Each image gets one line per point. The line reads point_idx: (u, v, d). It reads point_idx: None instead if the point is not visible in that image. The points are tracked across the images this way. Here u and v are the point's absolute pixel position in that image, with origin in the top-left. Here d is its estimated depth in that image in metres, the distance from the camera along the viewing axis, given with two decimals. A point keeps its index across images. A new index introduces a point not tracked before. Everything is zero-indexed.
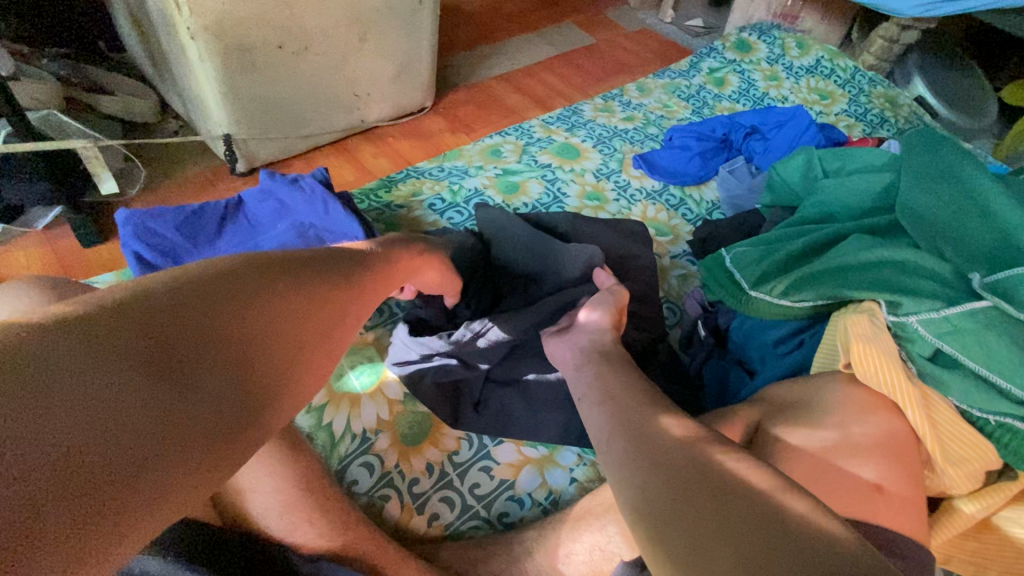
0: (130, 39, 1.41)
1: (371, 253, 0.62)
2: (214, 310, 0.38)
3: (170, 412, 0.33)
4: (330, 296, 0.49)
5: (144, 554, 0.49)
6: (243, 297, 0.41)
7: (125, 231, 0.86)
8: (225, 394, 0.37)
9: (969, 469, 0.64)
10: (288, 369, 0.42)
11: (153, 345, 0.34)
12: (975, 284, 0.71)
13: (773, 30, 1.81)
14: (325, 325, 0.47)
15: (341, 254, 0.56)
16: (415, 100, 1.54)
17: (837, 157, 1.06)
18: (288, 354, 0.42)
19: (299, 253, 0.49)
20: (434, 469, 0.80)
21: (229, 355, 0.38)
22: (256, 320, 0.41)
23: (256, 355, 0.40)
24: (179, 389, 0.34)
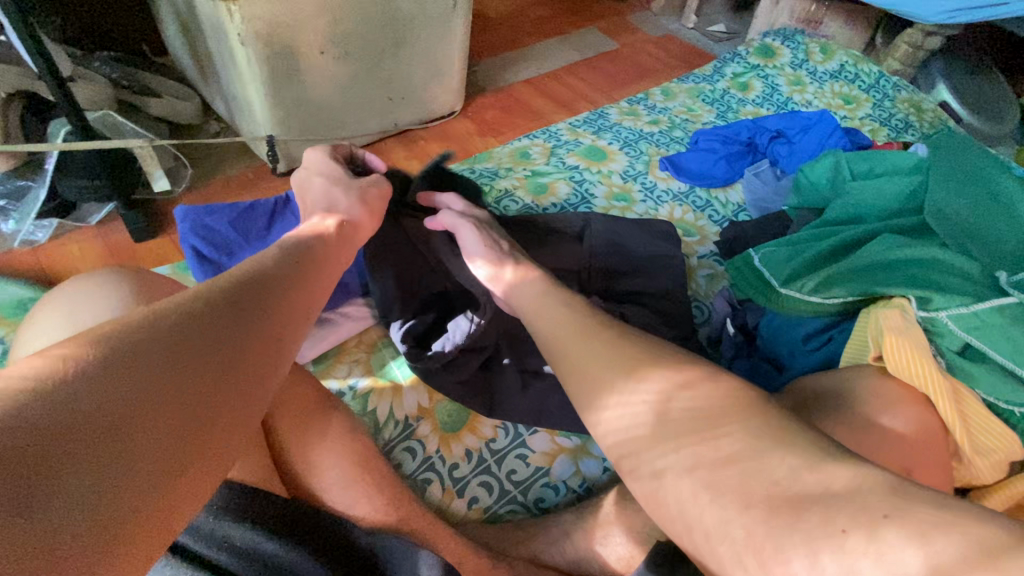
0: (175, 44, 1.47)
1: (310, 251, 0.67)
2: (159, 365, 0.45)
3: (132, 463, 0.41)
4: (268, 324, 0.55)
5: (223, 518, 0.56)
6: (183, 347, 0.47)
7: (184, 227, 0.93)
8: (180, 436, 0.44)
9: (994, 460, 0.67)
10: (235, 403, 0.49)
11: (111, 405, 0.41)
12: (1002, 281, 0.76)
13: (797, 35, 1.83)
14: (265, 352, 0.54)
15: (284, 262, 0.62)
16: (445, 103, 1.58)
17: (865, 160, 1.08)
18: (243, 383, 0.50)
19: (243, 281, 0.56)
20: (472, 455, 0.84)
21: (178, 404, 0.45)
22: (197, 366, 0.47)
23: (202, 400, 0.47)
24: (137, 441, 0.42)
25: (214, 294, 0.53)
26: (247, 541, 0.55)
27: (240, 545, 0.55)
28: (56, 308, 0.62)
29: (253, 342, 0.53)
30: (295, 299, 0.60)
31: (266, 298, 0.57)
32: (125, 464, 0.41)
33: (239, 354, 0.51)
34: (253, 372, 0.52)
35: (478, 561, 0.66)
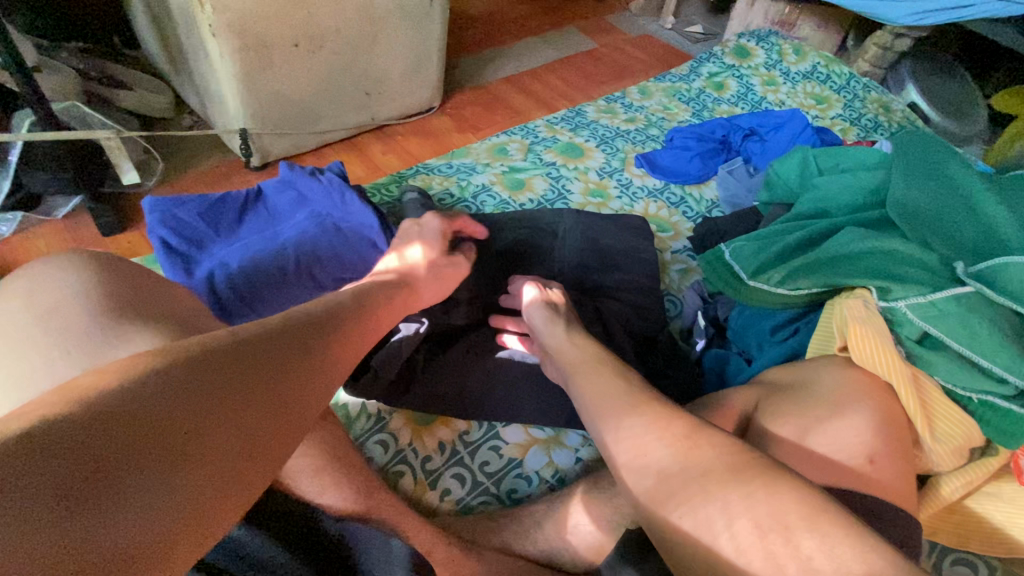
0: (146, 35, 1.44)
1: (369, 296, 0.68)
2: (206, 384, 0.42)
3: (172, 481, 0.38)
4: (313, 355, 0.52)
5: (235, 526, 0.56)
6: (235, 372, 0.45)
7: (153, 218, 0.92)
8: (219, 458, 0.41)
9: (954, 445, 0.68)
10: (297, 408, 0.49)
11: (158, 420, 0.38)
12: (960, 271, 0.77)
13: (771, 36, 1.86)
14: (325, 369, 0.53)
15: (343, 305, 0.62)
16: (423, 99, 1.58)
17: (831, 157, 1.11)
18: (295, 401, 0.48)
19: (305, 316, 0.56)
20: (446, 447, 0.84)
21: (223, 425, 0.42)
22: (245, 391, 0.45)
23: (247, 426, 0.43)
24: (180, 462, 0.38)
25: (264, 327, 0.51)
26: (259, 551, 0.56)
27: (252, 553, 0.55)
28: (13, 305, 0.58)
29: (299, 373, 0.50)
30: (342, 336, 0.58)
31: (313, 333, 0.54)
32: (203, 450, 0.40)
33: (286, 382, 0.48)
34: (298, 402, 0.49)
35: (448, 550, 0.67)
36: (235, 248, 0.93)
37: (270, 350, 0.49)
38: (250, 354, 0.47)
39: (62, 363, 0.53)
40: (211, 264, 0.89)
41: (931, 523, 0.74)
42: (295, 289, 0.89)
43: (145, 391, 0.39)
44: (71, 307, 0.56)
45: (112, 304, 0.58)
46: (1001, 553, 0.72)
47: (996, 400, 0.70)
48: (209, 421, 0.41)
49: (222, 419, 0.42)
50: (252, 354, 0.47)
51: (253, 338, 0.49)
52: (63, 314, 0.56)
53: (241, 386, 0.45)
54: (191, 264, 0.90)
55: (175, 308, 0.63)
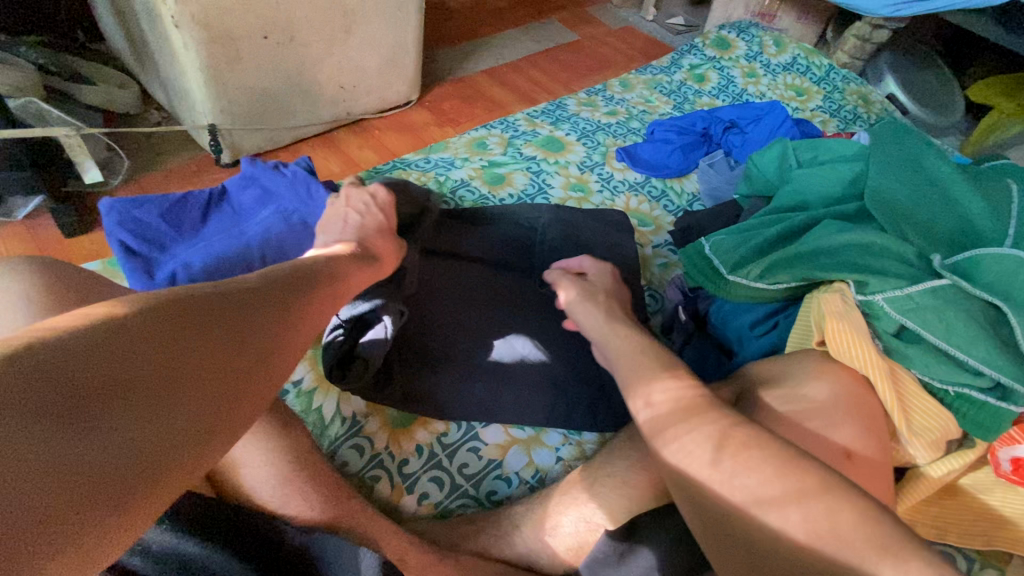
0: (109, 28, 1.39)
1: (326, 269, 0.67)
2: (149, 340, 0.46)
3: (111, 423, 0.42)
4: (263, 317, 0.56)
5: (158, 529, 0.57)
6: (180, 329, 0.49)
7: (109, 221, 0.88)
8: (157, 405, 0.45)
9: (931, 438, 0.68)
10: (230, 391, 0.50)
11: (99, 369, 0.43)
12: (937, 264, 0.77)
13: (751, 28, 1.85)
14: (257, 344, 0.54)
15: (284, 276, 0.61)
16: (400, 93, 1.55)
17: (810, 149, 1.10)
18: (227, 384, 0.50)
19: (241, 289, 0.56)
20: (423, 450, 0.82)
21: (162, 376, 0.46)
22: (190, 347, 0.48)
23: (190, 378, 0.47)
24: (117, 407, 0.43)
25: (218, 288, 0.55)
26: (184, 551, 0.56)
27: (178, 553, 0.56)
28: None
29: (249, 332, 0.54)
30: (300, 303, 0.61)
31: (268, 297, 0.58)
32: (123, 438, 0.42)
33: (233, 340, 0.52)
34: (245, 358, 0.53)
35: (422, 556, 0.65)
36: (199, 249, 0.89)
37: (220, 308, 0.53)
38: (197, 312, 0.51)
39: None
40: (174, 266, 0.86)
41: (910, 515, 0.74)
42: None
43: (88, 341, 0.43)
44: (16, 316, 0.53)
45: (61, 310, 0.55)
46: (978, 544, 0.73)
47: (973, 393, 0.69)
48: (147, 373, 0.45)
49: (164, 369, 0.46)
50: (199, 312, 0.51)
51: (204, 298, 0.53)
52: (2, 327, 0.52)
53: (186, 342, 0.48)
54: (153, 267, 0.86)
55: None
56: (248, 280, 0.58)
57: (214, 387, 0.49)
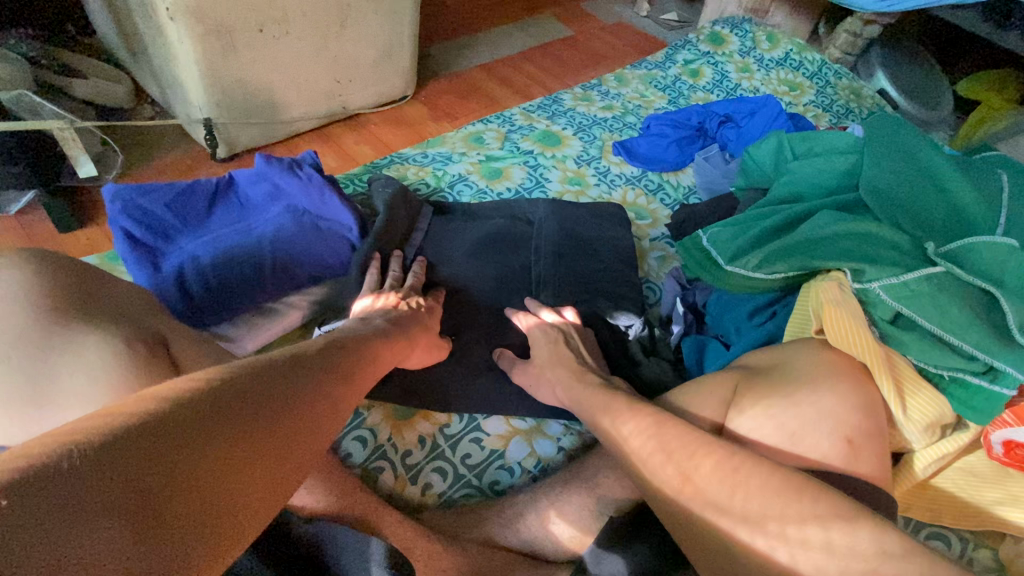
0: (102, 21, 1.38)
1: (364, 335, 0.68)
2: (235, 395, 0.44)
3: (178, 507, 0.36)
4: (311, 387, 0.52)
5: None
6: (239, 401, 0.44)
7: (115, 208, 0.88)
8: (222, 486, 0.39)
9: (927, 422, 0.70)
10: (295, 446, 0.47)
11: (166, 445, 0.37)
12: (931, 252, 0.78)
13: (745, 23, 1.87)
14: (321, 401, 0.52)
15: (337, 347, 0.61)
16: (396, 88, 1.54)
17: (805, 141, 1.12)
18: (295, 439, 0.47)
19: (301, 354, 0.55)
20: (426, 442, 0.82)
21: (225, 453, 0.40)
22: (250, 419, 0.43)
23: (249, 456, 0.42)
24: (185, 489, 0.37)
25: (266, 359, 0.51)
26: None
27: None
28: None
29: (300, 402, 0.49)
30: (342, 375, 0.57)
31: (311, 368, 0.54)
32: (205, 479, 0.38)
33: (289, 411, 0.47)
34: (300, 430, 0.48)
35: (428, 545, 0.66)
36: (205, 242, 0.89)
37: (271, 380, 0.48)
38: (251, 384, 0.46)
39: (4, 368, 0.51)
40: (179, 258, 0.86)
41: (906, 500, 0.76)
42: (268, 286, 0.88)
43: (152, 418, 0.37)
44: (17, 307, 0.53)
45: (62, 303, 0.55)
46: (971, 525, 0.74)
47: (967, 376, 0.71)
48: (227, 435, 0.41)
49: (227, 444, 0.41)
50: (252, 384, 0.46)
51: (263, 365, 0.50)
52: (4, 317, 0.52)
53: (244, 413, 0.43)
54: (158, 258, 0.86)
55: (132, 308, 0.60)
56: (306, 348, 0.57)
57: (271, 465, 0.44)
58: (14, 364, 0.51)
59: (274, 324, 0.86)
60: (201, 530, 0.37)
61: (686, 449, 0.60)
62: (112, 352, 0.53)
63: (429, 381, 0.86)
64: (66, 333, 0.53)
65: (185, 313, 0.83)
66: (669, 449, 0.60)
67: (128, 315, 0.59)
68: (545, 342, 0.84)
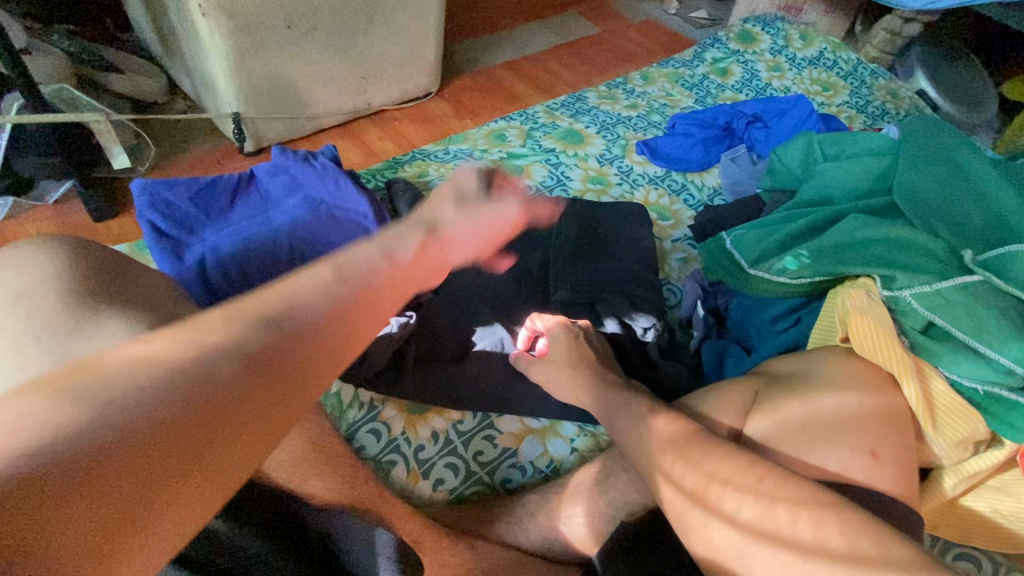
0: (138, 17, 1.42)
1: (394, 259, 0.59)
2: (196, 360, 0.41)
3: (113, 481, 0.35)
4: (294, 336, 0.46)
5: None
6: (206, 371, 0.41)
7: (142, 202, 0.90)
8: (169, 461, 0.37)
9: (957, 439, 0.66)
10: (265, 407, 0.43)
11: (117, 427, 0.36)
12: (968, 259, 0.75)
13: (777, 22, 1.82)
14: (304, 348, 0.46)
15: (348, 269, 0.54)
16: (420, 85, 1.55)
17: (837, 142, 1.07)
18: (261, 399, 0.43)
19: (297, 293, 0.49)
20: (439, 437, 0.82)
21: (185, 430, 0.38)
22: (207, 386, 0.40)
23: (204, 426, 0.39)
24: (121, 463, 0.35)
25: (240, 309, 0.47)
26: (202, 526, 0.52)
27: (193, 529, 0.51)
28: None
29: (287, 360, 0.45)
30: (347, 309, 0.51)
31: (308, 311, 0.48)
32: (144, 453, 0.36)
33: (260, 365, 0.43)
34: (272, 393, 0.44)
35: (438, 541, 0.66)
36: (226, 233, 0.91)
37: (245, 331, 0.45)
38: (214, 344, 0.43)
39: (34, 351, 0.52)
40: (202, 249, 0.88)
41: (934, 517, 0.73)
42: (286, 274, 0.88)
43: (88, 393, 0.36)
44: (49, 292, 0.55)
45: (90, 288, 0.57)
46: (1003, 547, 0.71)
47: (1003, 391, 0.67)
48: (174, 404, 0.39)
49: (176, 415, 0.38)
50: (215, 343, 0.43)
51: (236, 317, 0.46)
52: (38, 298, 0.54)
53: (198, 378, 0.40)
54: (181, 249, 0.88)
55: (153, 295, 0.61)
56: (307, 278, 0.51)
57: (235, 431, 0.41)
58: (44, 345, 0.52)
59: None
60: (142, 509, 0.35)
61: (701, 457, 0.59)
62: (129, 353, 0.53)
63: (443, 380, 0.86)
64: (95, 320, 0.54)
65: (206, 302, 0.83)
66: (684, 454, 0.59)
67: (155, 300, 0.60)
68: (558, 341, 0.83)
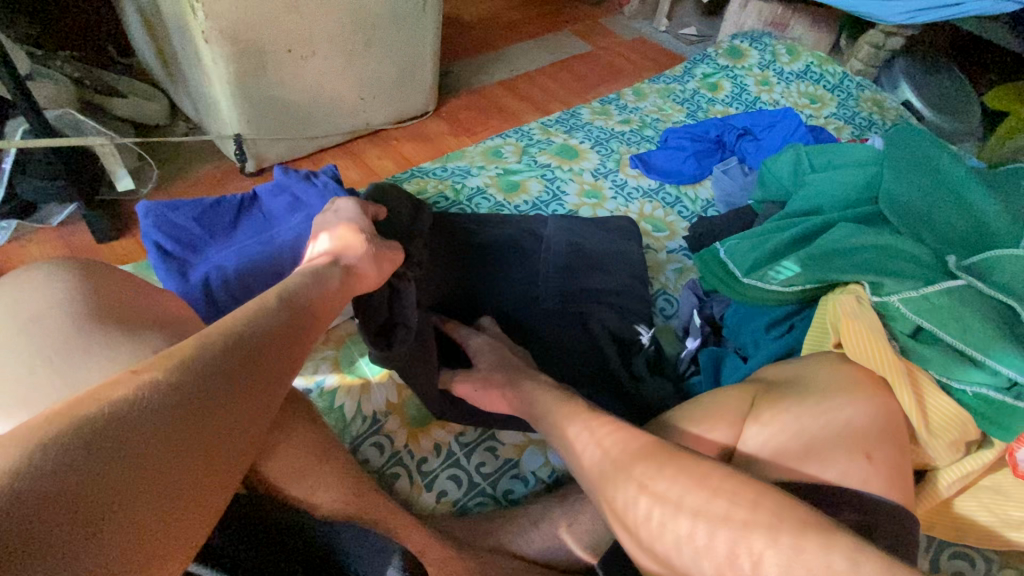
0: (140, 42, 1.45)
1: (308, 319, 0.58)
2: (160, 444, 0.41)
3: (105, 518, 0.37)
4: (246, 408, 0.48)
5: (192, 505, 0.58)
6: (186, 400, 0.44)
7: (148, 223, 0.92)
8: (139, 510, 0.39)
9: (948, 440, 0.68)
10: (228, 444, 0.46)
11: (139, 479, 0.40)
12: (952, 265, 0.77)
13: (764, 37, 1.87)
14: (231, 410, 0.47)
15: (272, 336, 0.53)
16: (417, 104, 1.58)
17: (823, 154, 1.11)
18: (239, 432, 0.47)
19: (209, 390, 0.46)
20: (442, 449, 0.83)
21: (167, 455, 0.41)
22: (170, 465, 0.42)
23: (185, 469, 0.43)
24: (122, 496, 0.38)
25: (107, 431, 0.39)
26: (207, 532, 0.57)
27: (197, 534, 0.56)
28: None
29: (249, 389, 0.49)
30: (301, 352, 0.56)
31: (273, 344, 0.53)
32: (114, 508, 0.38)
33: (212, 427, 0.45)
34: (246, 411, 0.48)
35: (443, 551, 0.67)
36: (230, 251, 0.92)
37: (182, 405, 0.44)
38: (132, 442, 0.40)
39: (48, 373, 0.53)
40: (206, 268, 0.89)
41: (929, 518, 0.74)
42: None
43: (95, 434, 0.38)
44: (61, 315, 0.56)
45: (101, 310, 0.58)
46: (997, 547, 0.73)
47: (991, 393, 0.68)
48: (142, 474, 0.40)
49: (157, 483, 0.40)
50: (131, 436, 0.40)
51: (127, 427, 0.40)
52: (48, 323, 0.55)
53: (185, 455, 0.43)
54: (186, 268, 0.90)
55: (163, 314, 0.63)
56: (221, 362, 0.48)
57: (203, 454, 0.44)
58: (57, 368, 0.53)
59: None
60: (121, 547, 0.38)
61: None
62: None
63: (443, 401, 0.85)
64: (104, 339, 0.56)
65: (210, 320, 0.86)
66: None
67: (163, 319, 0.62)
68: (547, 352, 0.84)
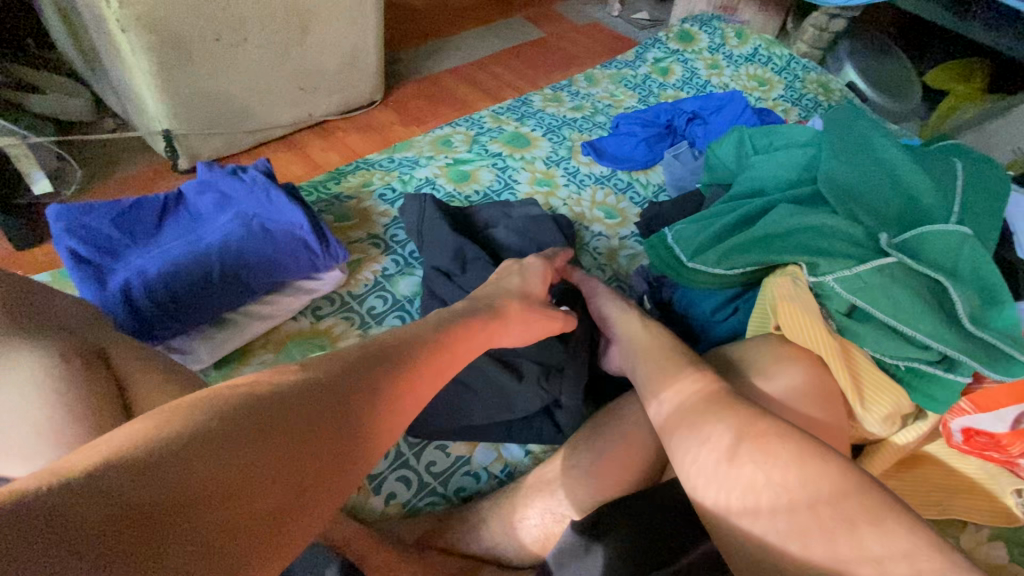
0: (59, 35, 1.36)
1: (413, 352, 0.56)
2: (256, 458, 0.38)
3: (204, 532, 0.34)
4: (344, 436, 0.45)
5: None
6: (285, 416, 0.42)
7: (58, 228, 0.86)
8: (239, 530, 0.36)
9: (884, 413, 0.70)
10: (322, 472, 0.43)
11: (235, 495, 0.36)
12: (884, 243, 0.79)
13: (713, 21, 1.88)
14: (327, 435, 0.44)
15: (373, 367, 0.51)
16: (363, 94, 1.53)
17: (765, 136, 1.12)
18: (336, 462, 0.44)
19: (309, 409, 0.43)
20: (390, 450, 0.81)
21: (264, 471, 0.39)
22: (266, 484, 0.38)
23: (282, 490, 0.39)
24: (221, 509, 0.35)
25: (208, 439, 0.37)
26: None
27: None
28: None
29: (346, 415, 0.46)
30: (405, 381, 0.53)
31: (369, 372, 0.51)
32: (213, 523, 0.35)
33: (310, 447, 0.42)
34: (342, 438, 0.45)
35: (386, 556, 0.65)
36: (153, 255, 0.87)
37: (284, 421, 0.41)
38: (229, 452, 0.37)
39: None
40: (126, 273, 0.84)
41: None
42: (219, 294, 0.86)
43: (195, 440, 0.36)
44: None
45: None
46: (935, 514, 0.75)
47: (923, 365, 0.72)
48: (239, 489, 0.37)
49: (253, 500, 0.37)
50: (230, 446, 0.38)
51: (228, 437, 0.38)
52: None
53: (284, 476, 0.40)
54: (104, 274, 0.84)
55: (67, 323, 0.60)
56: (322, 384, 0.46)
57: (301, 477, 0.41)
58: None
59: (232, 335, 0.85)
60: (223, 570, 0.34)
61: None
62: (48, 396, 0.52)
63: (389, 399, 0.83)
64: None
65: (135, 329, 0.81)
66: None
67: (68, 331, 0.59)
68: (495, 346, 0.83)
